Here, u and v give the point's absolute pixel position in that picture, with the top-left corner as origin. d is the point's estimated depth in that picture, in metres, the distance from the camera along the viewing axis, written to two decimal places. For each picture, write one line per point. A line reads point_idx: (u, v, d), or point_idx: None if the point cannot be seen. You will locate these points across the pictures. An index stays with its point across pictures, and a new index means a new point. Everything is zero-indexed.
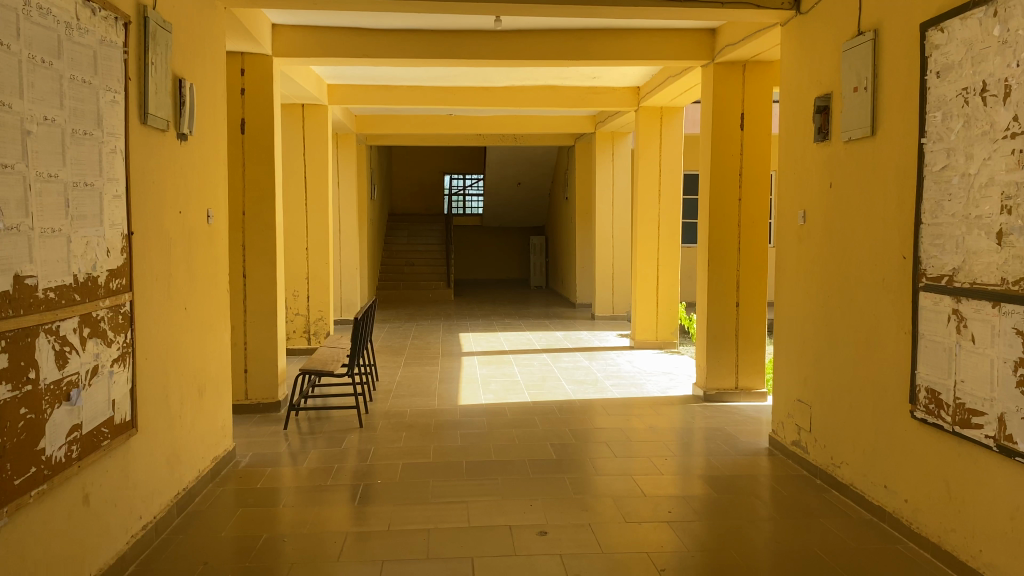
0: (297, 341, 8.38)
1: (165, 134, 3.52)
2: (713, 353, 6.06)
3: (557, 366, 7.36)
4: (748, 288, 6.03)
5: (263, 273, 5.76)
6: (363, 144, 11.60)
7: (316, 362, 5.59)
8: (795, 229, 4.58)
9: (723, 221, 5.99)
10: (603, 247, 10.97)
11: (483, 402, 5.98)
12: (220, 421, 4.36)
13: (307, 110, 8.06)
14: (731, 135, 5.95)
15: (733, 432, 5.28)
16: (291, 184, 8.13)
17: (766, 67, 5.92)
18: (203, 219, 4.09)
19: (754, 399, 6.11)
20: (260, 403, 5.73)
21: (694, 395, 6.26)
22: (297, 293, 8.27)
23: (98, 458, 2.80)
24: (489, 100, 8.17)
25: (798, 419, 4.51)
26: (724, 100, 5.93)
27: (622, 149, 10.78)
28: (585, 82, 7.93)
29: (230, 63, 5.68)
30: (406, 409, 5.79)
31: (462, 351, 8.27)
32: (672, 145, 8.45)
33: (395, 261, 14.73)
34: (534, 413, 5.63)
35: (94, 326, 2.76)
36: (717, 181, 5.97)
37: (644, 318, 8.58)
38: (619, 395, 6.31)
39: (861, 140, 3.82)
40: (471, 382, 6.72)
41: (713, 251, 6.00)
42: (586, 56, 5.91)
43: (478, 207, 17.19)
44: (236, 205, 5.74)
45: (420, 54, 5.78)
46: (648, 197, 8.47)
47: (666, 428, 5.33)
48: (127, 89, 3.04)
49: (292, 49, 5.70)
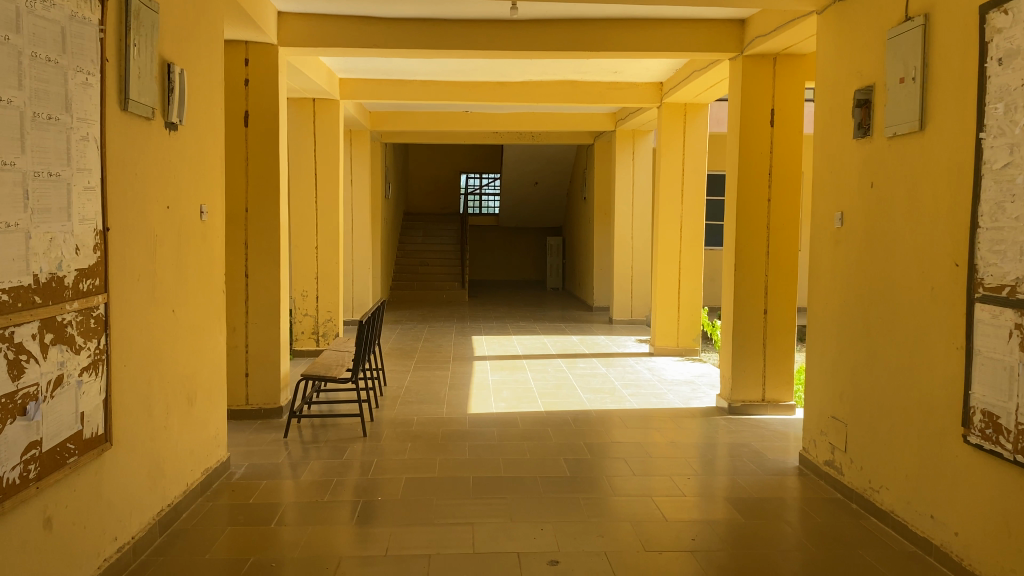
0: (306, 343, 8.05)
1: (151, 123, 3.26)
2: (738, 362, 5.74)
3: (573, 373, 7.05)
4: (776, 294, 5.70)
5: (265, 273, 5.49)
6: (378, 141, 11.37)
7: (319, 367, 5.30)
8: (831, 233, 4.25)
9: (751, 223, 5.67)
10: (621, 249, 10.65)
11: (495, 411, 5.68)
12: (212, 432, 4.09)
13: (318, 105, 7.82)
14: (760, 132, 5.62)
15: (759, 449, 4.95)
16: (301, 181, 7.89)
17: (799, 60, 5.59)
18: (196, 215, 3.83)
19: (781, 412, 5.77)
20: (261, 409, 5.46)
21: (717, 406, 5.94)
22: (306, 293, 8.02)
23: (62, 477, 2.53)
24: (506, 95, 7.89)
25: (832, 437, 4.18)
26: (754, 96, 5.61)
27: (643, 148, 10.46)
28: (606, 77, 7.62)
29: (233, 52, 5.41)
30: (414, 417, 5.50)
31: (475, 355, 7.99)
32: (696, 143, 8.10)
33: (409, 260, 14.49)
34: (547, 424, 5.34)
35: (59, 331, 2.50)
36: (745, 181, 5.64)
37: (664, 323, 8.27)
38: (638, 406, 5.98)
39: (908, 136, 3.49)
40: (482, 388, 6.41)
41: (740, 255, 5.67)
42: (607, 47, 5.61)
43: (495, 206, 16.94)
44: (238, 201, 5.47)
45: (432, 44, 5.51)
46: (670, 197, 8.13)
47: (687, 443, 5.02)
48: (104, 72, 2.78)
49: (298, 38, 5.44)
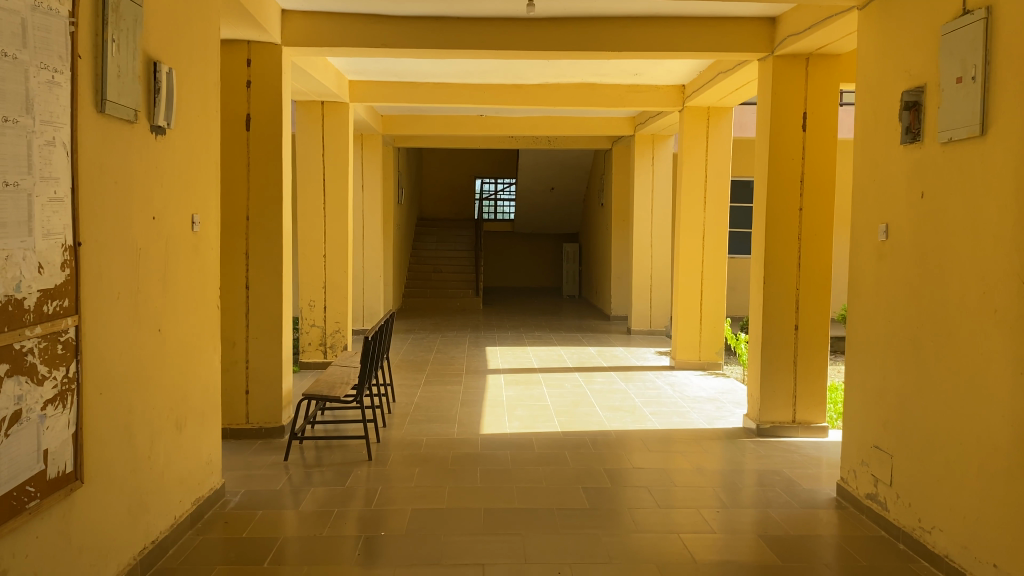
0: (312, 355, 7.77)
1: (134, 127, 2.98)
2: (767, 381, 5.40)
3: (591, 389, 6.73)
4: (808, 309, 5.36)
5: (267, 284, 5.21)
6: (390, 145, 11.12)
7: (322, 385, 4.99)
8: (875, 246, 3.92)
9: (781, 234, 5.34)
10: (640, 257, 10.32)
11: (509, 432, 5.37)
12: (205, 459, 3.81)
13: (327, 109, 7.55)
14: (792, 138, 5.29)
15: (792, 477, 4.61)
16: (310, 186, 7.63)
17: (833, 60, 5.26)
18: (187, 225, 3.55)
19: (812, 434, 5.43)
20: (262, 428, 5.19)
21: (745, 427, 5.61)
22: (313, 303, 7.71)
23: (20, 524, 2.25)
24: (521, 98, 7.59)
25: (875, 469, 3.85)
26: (785, 98, 5.28)
27: (662, 153, 10.11)
28: (626, 79, 7.32)
29: (235, 52, 5.14)
30: (423, 439, 5.19)
31: (489, 368, 7.68)
32: (719, 148, 7.76)
33: (422, 266, 14.22)
34: (564, 446, 5.02)
35: (17, 361, 2.22)
36: (775, 190, 5.32)
37: (686, 336, 7.92)
38: (659, 426, 5.66)
39: (966, 141, 3.16)
40: (496, 406, 6.09)
41: (770, 267, 5.35)
42: (629, 46, 5.30)
43: (510, 211, 16.67)
44: (238, 209, 5.19)
45: (444, 43, 5.22)
46: (692, 204, 7.80)
47: (713, 469, 4.70)
48: (76, 69, 2.50)
49: (304, 37, 5.17)
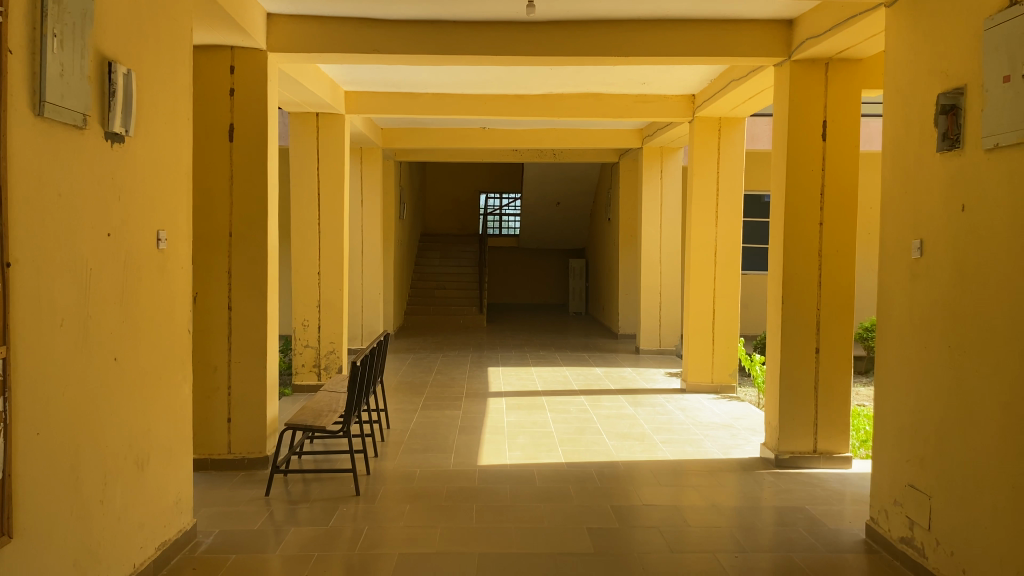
0: (307, 377, 7.45)
1: (84, 133, 2.67)
2: (787, 408, 5.03)
3: (597, 414, 6.37)
4: (830, 330, 5.01)
5: (251, 305, 4.88)
6: (391, 159, 10.83)
7: (307, 413, 4.64)
8: (907, 264, 3.57)
9: (800, 251, 5.00)
10: (648, 274, 9.97)
11: (509, 463, 5.00)
12: (172, 499, 3.47)
13: (322, 121, 7.26)
14: (811, 148, 4.96)
15: (816, 515, 4.24)
16: (304, 201, 7.33)
17: (855, 65, 4.93)
18: (151, 242, 3.23)
19: (835, 465, 5.05)
20: (245, 458, 4.87)
21: (762, 458, 5.23)
22: (307, 322, 7.40)
23: None
24: (524, 109, 7.29)
25: (911, 510, 3.48)
26: (803, 106, 4.95)
27: (671, 166, 9.76)
28: (633, 88, 7.00)
29: (218, 58, 4.84)
30: (417, 471, 4.84)
31: (491, 391, 7.32)
32: (731, 160, 7.41)
33: (425, 283, 13.91)
34: (568, 480, 4.66)
35: None
36: (793, 204, 4.98)
37: (697, 357, 7.56)
38: (670, 455, 5.30)
39: (1014, 147, 2.82)
40: (496, 433, 5.73)
41: (788, 286, 5.01)
42: (637, 50, 4.98)
43: (515, 227, 16.37)
44: (220, 225, 4.87)
45: (440, 48, 4.93)
46: (702, 219, 7.45)
47: (728, 506, 4.34)
48: (5, 65, 2.20)
49: (291, 41, 4.87)
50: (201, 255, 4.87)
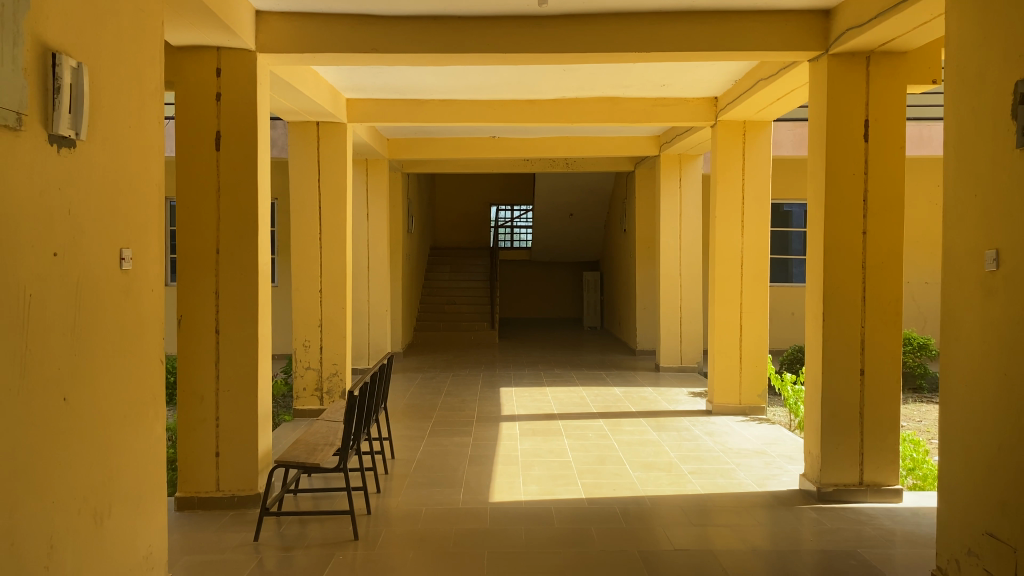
0: (308, 401, 7.03)
1: (19, 135, 2.26)
2: (829, 436, 4.56)
3: (618, 440, 5.91)
4: (875, 349, 4.54)
5: (240, 328, 4.47)
6: (398, 171, 10.45)
7: (300, 449, 4.19)
8: (980, 278, 3.11)
9: (841, 263, 4.55)
10: (668, 287, 9.52)
11: (524, 499, 4.55)
12: (142, 553, 3.04)
13: (323, 130, 6.86)
14: (852, 149, 4.52)
15: (868, 559, 3.76)
16: (304, 215, 6.92)
17: (899, 58, 4.49)
18: (112, 262, 2.83)
19: (884, 499, 4.55)
20: (234, 496, 4.45)
21: (803, 491, 4.75)
22: (308, 343, 6.99)
23: None
24: (536, 115, 6.88)
25: (990, 562, 3.01)
26: (843, 104, 4.51)
27: (691, 174, 9.32)
28: (652, 91, 6.58)
29: (202, 59, 4.43)
30: (423, 510, 4.39)
31: (503, 414, 6.87)
32: (757, 165, 6.96)
33: (435, 298, 13.52)
34: (590, 520, 4.21)
35: None
36: (833, 211, 4.54)
37: (724, 376, 7.10)
38: (700, 488, 4.84)
39: None
40: (510, 464, 5.28)
41: (829, 302, 4.56)
42: (660, 46, 4.55)
43: (527, 240, 15.97)
44: (206, 242, 4.46)
45: (444, 47, 4.53)
46: (728, 229, 6.99)
47: (769, 548, 3.87)
48: None
49: (282, 42, 4.48)
50: (186, 275, 4.46)
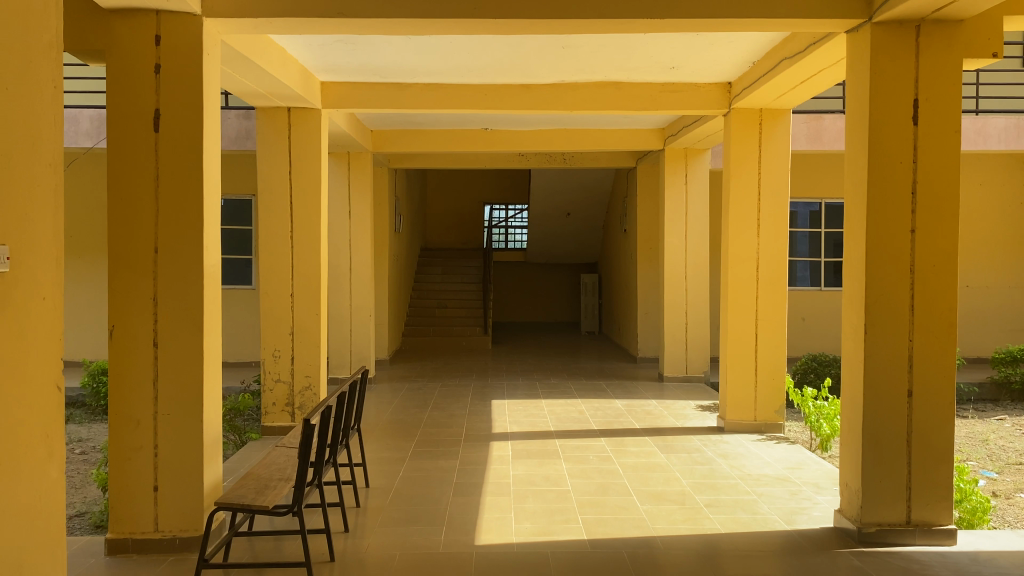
0: (279, 417, 6.37)
1: None
2: (871, 469, 3.91)
3: (623, 464, 5.26)
4: (926, 366, 3.90)
5: (182, 339, 3.81)
6: (384, 166, 9.85)
7: (249, 486, 3.50)
8: None
9: (885, 265, 3.91)
10: (674, 291, 8.87)
11: (517, 541, 3.89)
12: None
13: (295, 116, 6.21)
14: (899, 133, 3.88)
15: None
16: (273, 210, 6.26)
17: (953, 27, 3.85)
18: None
19: (935, 541, 3.89)
20: (176, 538, 3.79)
21: (839, 531, 4.09)
22: (278, 353, 6.32)
23: None
24: (531, 101, 6.23)
25: None
26: (888, 81, 3.87)
27: (698, 169, 8.72)
28: (661, 74, 5.95)
29: (139, 25, 3.77)
30: (397, 555, 3.73)
31: (494, 432, 6.20)
32: (774, 158, 6.31)
33: (425, 300, 12.90)
34: (596, 571, 3.54)
35: None
36: (876, 206, 3.90)
37: (738, 391, 6.46)
38: (717, 524, 4.20)
39: None
40: (500, 494, 4.63)
41: (871, 313, 3.92)
42: (674, 13, 3.91)
43: (523, 240, 15.33)
44: (143, 239, 3.80)
45: (426, 11, 3.87)
46: (742, 228, 6.34)
47: None
48: None
49: (233, 4, 3.82)
50: (118, 278, 3.80)
